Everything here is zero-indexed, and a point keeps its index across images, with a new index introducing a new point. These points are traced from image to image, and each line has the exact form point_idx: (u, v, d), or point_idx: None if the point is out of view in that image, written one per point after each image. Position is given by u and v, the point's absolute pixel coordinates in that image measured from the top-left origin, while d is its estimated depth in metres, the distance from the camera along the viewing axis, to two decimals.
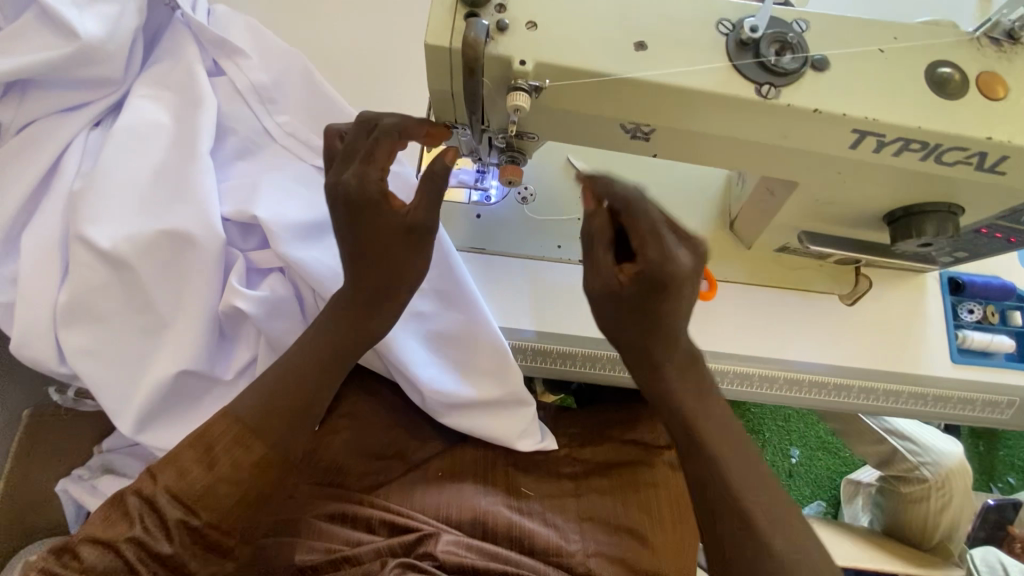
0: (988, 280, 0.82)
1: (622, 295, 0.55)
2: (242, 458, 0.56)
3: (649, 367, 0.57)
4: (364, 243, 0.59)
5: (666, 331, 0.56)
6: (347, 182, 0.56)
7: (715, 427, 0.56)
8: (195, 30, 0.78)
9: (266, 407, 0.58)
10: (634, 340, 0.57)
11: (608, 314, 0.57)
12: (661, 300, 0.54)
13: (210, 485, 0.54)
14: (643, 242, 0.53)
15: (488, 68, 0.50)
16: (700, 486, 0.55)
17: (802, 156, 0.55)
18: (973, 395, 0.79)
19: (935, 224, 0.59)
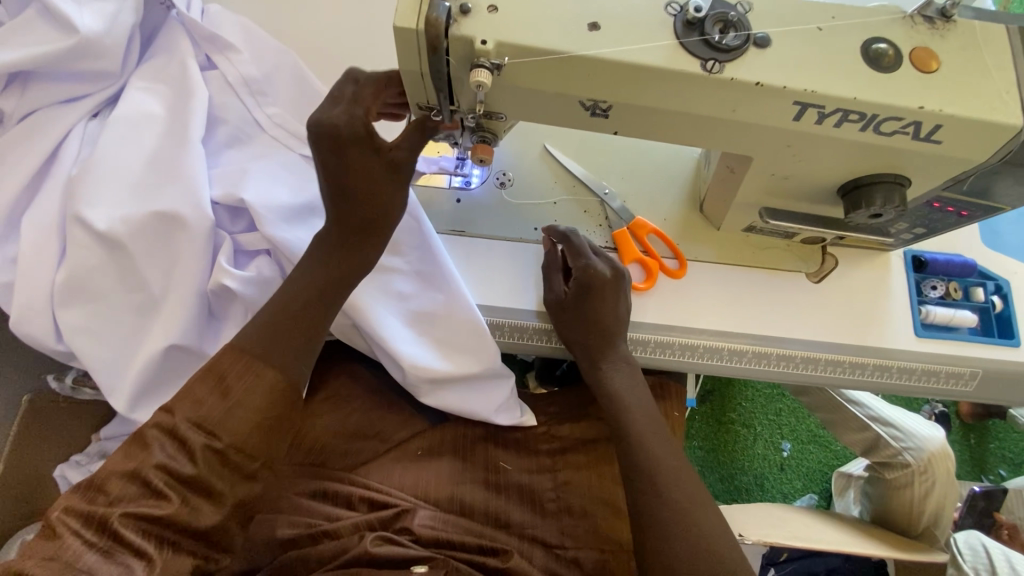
0: (951, 258, 0.85)
1: (565, 301, 0.78)
2: (255, 385, 0.55)
3: (589, 357, 0.78)
4: (349, 176, 0.62)
5: (601, 327, 0.77)
6: (332, 119, 0.59)
7: (652, 439, 0.72)
8: (188, 26, 0.83)
9: (275, 338, 0.59)
10: (576, 336, 0.78)
11: (562, 318, 0.78)
12: (593, 303, 0.76)
13: (230, 411, 0.54)
14: (578, 256, 0.78)
15: (453, 48, 0.54)
16: (636, 476, 0.70)
17: (751, 129, 0.58)
18: (937, 367, 0.81)
19: (882, 195, 0.62)
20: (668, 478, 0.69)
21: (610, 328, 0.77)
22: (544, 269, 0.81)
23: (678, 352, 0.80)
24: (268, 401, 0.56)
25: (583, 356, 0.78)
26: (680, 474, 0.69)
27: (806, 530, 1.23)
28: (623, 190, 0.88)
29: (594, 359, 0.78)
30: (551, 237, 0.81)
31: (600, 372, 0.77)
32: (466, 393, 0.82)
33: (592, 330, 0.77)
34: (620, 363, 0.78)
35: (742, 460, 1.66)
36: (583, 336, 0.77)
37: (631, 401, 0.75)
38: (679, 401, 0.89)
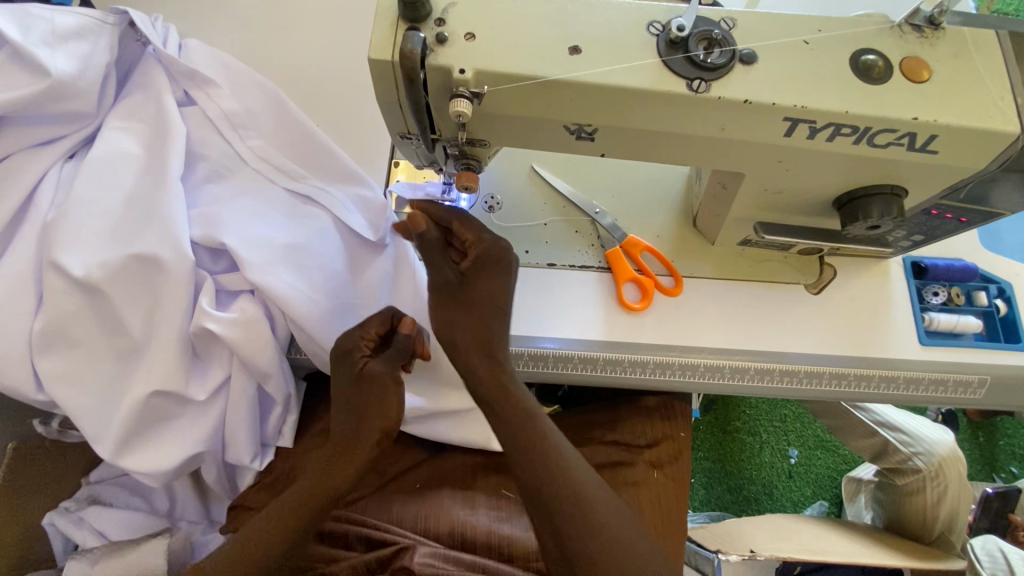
0: (951, 262, 0.83)
1: (459, 291, 0.68)
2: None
3: (478, 369, 0.66)
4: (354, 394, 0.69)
5: (487, 314, 0.68)
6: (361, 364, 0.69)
7: (567, 477, 0.66)
8: (166, 62, 0.81)
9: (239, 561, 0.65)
10: (469, 355, 0.67)
11: (449, 303, 0.68)
12: (478, 295, 0.68)
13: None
14: (474, 233, 0.68)
15: (430, 78, 0.52)
16: (562, 511, 0.65)
17: (742, 146, 0.56)
18: (945, 376, 0.78)
19: (880, 207, 0.60)
20: (597, 522, 0.65)
21: (490, 318, 0.67)
22: (419, 244, 0.68)
23: (679, 372, 0.77)
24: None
25: (475, 377, 0.67)
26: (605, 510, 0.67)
27: (820, 543, 1.20)
28: (614, 208, 0.86)
29: (483, 351, 0.67)
30: (421, 210, 0.69)
31: (504, 402, 0.67)
32: (459, 424, 0.81)
33: (479, 341, 0.67)
34: (504, 367, 0.68)
35: (750, 470, 1.64)
36: (473, 348, 0.67)
37: (545, 429, 0.68)
38: (686, 421, 0.87)
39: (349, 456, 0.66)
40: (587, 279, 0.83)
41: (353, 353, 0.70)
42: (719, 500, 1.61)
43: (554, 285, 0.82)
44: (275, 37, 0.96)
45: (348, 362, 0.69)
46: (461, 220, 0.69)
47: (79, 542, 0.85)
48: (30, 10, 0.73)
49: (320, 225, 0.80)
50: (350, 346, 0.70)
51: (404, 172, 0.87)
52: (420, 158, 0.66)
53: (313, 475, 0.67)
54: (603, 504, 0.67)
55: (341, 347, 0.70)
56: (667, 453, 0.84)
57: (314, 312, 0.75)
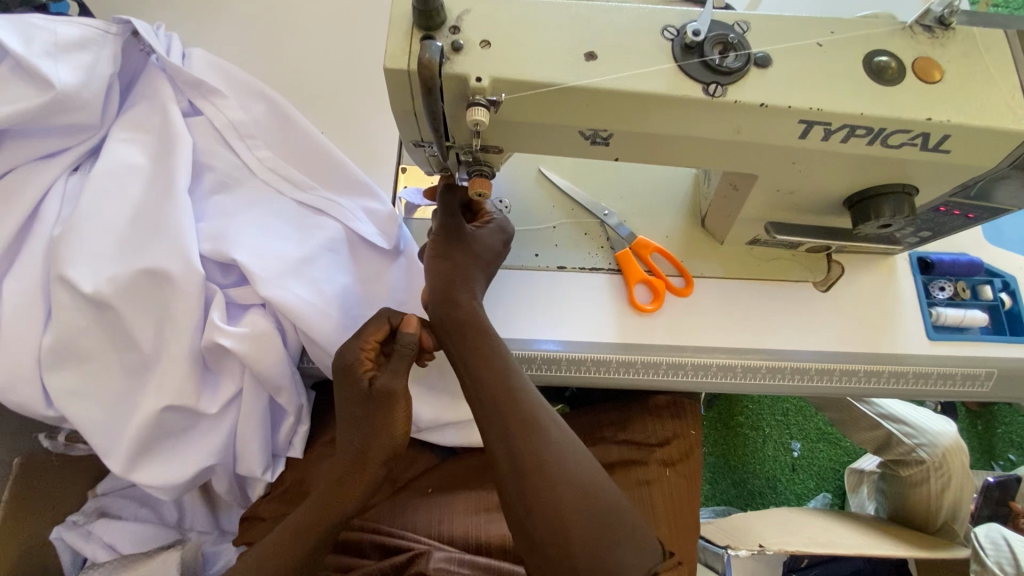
0: (956, 257, 0.84)
1: (465, 236, 0.72)
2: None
3: (459, 299, 0.69)
4: (360, 412, 0.65)
5: (484, 266, 0.74)
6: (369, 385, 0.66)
7: (517, 413, 0.64)
8: (170, 71, 0.80)
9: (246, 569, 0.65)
10: (443, 293, 0.69)
11: (450, 241, 0.72)
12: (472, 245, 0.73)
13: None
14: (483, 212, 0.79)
15: (446, 86, 0.52)
16: (523, 436, 0.63)
17: (756, 149, 0.57)
18: (952, 370, 0.79)
19: (892, 205, 0.61)
20: (554, 451, 0.63)
21: (482, 266, 0.74)
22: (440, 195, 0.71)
23: (692, 373, 0.78)
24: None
25: (449, 307, 0.69)
26: (553, 446, 0.64)
27: (827, 535, 1.21)
28: (622, 210, 0.87)
29: (471, 289, 0.71)
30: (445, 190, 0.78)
31: (471, 346, 0.68)
32: (471, 429, 0.83)
33: (471, 282, 0.72)
34: (477, 303, 0.71)
35: (754, 464, 1.65)
36: (453, 284, 0.70)
37: (508, 370, 0.67)
38: (697, 420, 0.87)
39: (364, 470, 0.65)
40: (597, 281, 0.83)
41: (356, 364, 0.66)
42: (724, 495, 1.62)
43: (565, 288, 0.83)
44: (276, 43, 0.95)
45: (350, 375, 0.66)
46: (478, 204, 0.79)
47: (88, 556, 0.84)
48: (32, 22, 0.72)
49: (330, 236, 0.80)
50: (351, 358, 0.66)
51: (411, 178, 0.87)
52: (431, 164, 0.66)
53: (328, 490, 0.66)
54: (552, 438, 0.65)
55: (342, 358, 0.67)
56: (679, 452, 0.84)
57: (326, 323, 0.75)
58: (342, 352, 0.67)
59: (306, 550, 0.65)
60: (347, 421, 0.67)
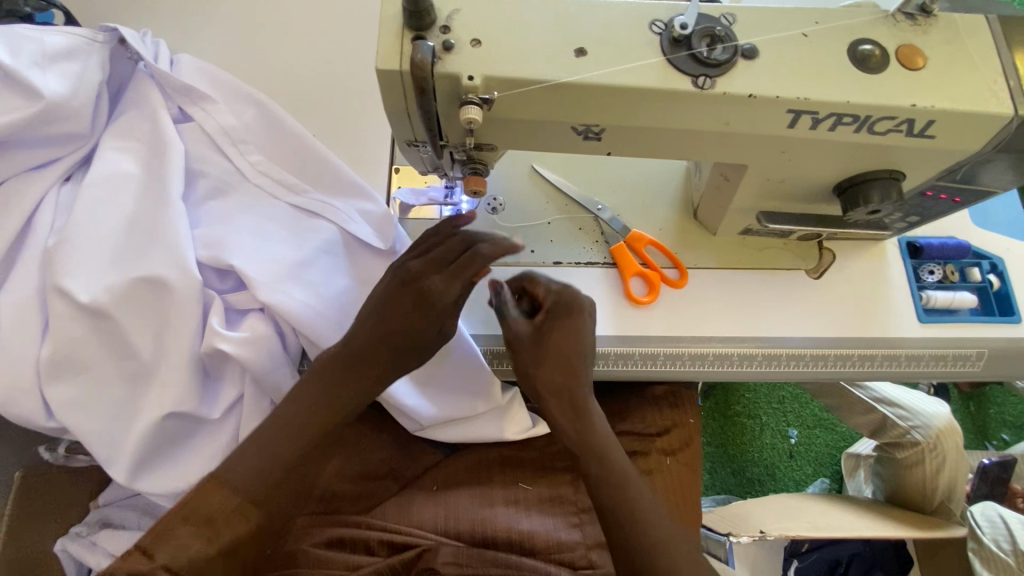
0: (944, 241, 0.85)
1: (542, 326, 0.70)
2: (236, 530, 0.63)
3: (549, 391, 0.70)
4: (403, 313, 0.69)
5: (571, 345, 0.69)
6: (427, 287, 0.68)
7: (638, 494, 0.67)
8: (159, 79, 0.80)
9: (253, 469, 0.64)
10: (553, 383, 0.69)
11: (525, 338, 0.70)
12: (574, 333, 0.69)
13: (210, 558, 0.61)
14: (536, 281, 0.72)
15: (439, 86, 0.52)
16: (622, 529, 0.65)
17: (746, 139, 0.58)
18: (944, 352, 0.81)
19: (879, 192, 0.62)
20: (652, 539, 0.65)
21: (574, 349, 0.69)
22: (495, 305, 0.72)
23: (688, 363, 0.80)
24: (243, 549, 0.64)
25: (549, 401, 0.70)
26: (668, 528, 0.66)
27: (827, 519, 1.23)
28: (615, 204, 0.88)
29: (565, 374, 0.69)
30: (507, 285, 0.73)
31: (576, 433, 0.69)
32: (473, 427, 0.84)
33: (563, 366, 0.69)
34: (579, 387, 0.70)
35: (753, 452, 1.67)
36: (547, 377, 0.69)
37: (607, 458, 0.68)
38: (696, 409, 0.88)
39: (382, 364, 0.71)
40: (593, 275, 0.83)
41: (447, 300, 0.68)
42: (724, 483, 1.64)
43: (562, 282, 0.83)
44: (264, 46, 0.95)
45: (439, 311, 0.68)
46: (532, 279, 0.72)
47: (93, 566, 0.83)
48: (19, 32, 0.71)
49: (325, 238, 0.80)
50: (439, 291, 0.68)
51: (405, 178, 0.86)
52: (426, 164, 0.66)
53: (341, 382, 0.70)
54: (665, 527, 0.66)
55: (432, 292, 0.67)
56: (679, 441, 0.86)
57: (324, 325, 0.75)
58: (432, 279, 0.68)
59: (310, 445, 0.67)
60: (386, 346, 0.69)
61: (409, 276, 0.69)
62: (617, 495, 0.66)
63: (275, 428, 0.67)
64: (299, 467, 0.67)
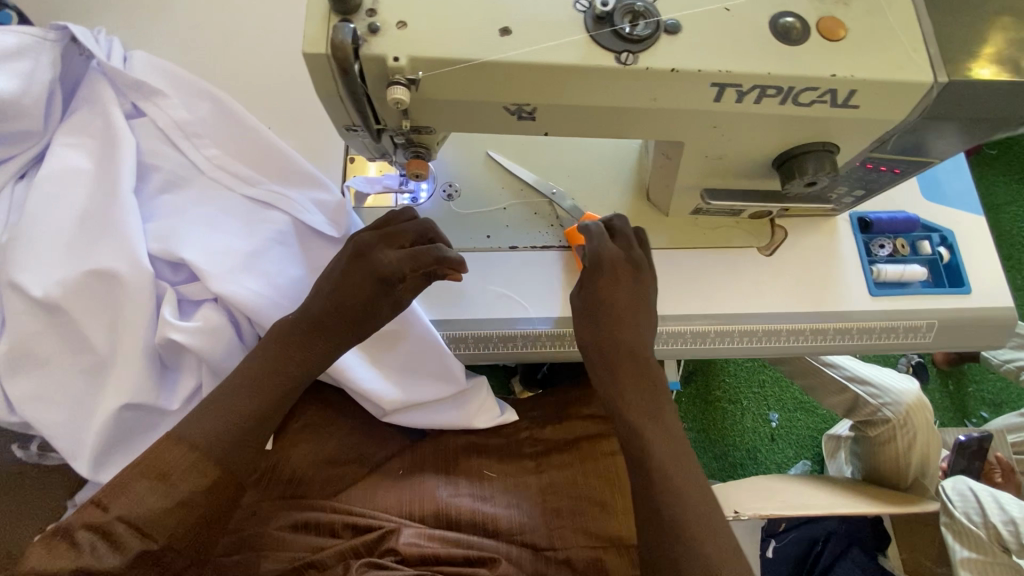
0: (894, 215, 0.87)
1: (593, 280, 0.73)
2: (195, 485, 0.61)
3: (596, 342, 0.72)
4: (359, 287, 0.70)
5: (621, 300, 0.72)
6: (383, 261, 0.71)
7: (660, 444, 0.65)
8: (110, 75, 0.81)
9: (209, 419, 0.63)
10: (598, 329, 0.72)
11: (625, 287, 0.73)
12: (632, 298, 0.72)
13: (168, 511, 0.59)
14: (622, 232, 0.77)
15: (367, 69, 0.53)
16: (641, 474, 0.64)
17: (676, 114, 0.59)
18: (895, 323, 0.82)
19: (813, 163, 0.63)
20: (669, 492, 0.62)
21: (624, 302, 0.72)
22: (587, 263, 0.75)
23: None
24: (203, 503, 0.62)
25: (595, 353, 0.72)
26: (692, 480, 0.64)
27: (799, 496, 1.24)
28: (570, 188, 0.88)
29: (613, 326, 0.71)
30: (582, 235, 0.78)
31: (617, 377, 0.70)
32: (436, 412, 0.84)
33: (613, 317, 0.71)
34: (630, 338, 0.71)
35: (733, 436, 1.68)
36: (595, 327, 0.72)
37: (637, 407, 0.68)
38: None
39: (341, 335, 0.72)
40: (548, 258, 0.85)
41: (398, 272, 0.71)
42: (706, 468, 1.65)
43: (520, 266, 0.84)
44: (221, 42, 0.96)
45: (385, 282, 0.71)
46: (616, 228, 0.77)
47: None
48: None
49: (278, 228, 0.81)
50: (390, 264, 0.71)
51: (358, 169, 0.89)
52: (369, 149, 0.67)
53: (302, 355, 0.70)
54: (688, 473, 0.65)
55: (381, 263, 0.71)
56: None
57: (278, 314, 0.76)
58: (380, 253, 0.72)
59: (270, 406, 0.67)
60: (342, 315, 0.70)
61: (361, 247, 0.71)
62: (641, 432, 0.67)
63: (236, 380, 0.67)
64: (264, 422, 0.67)
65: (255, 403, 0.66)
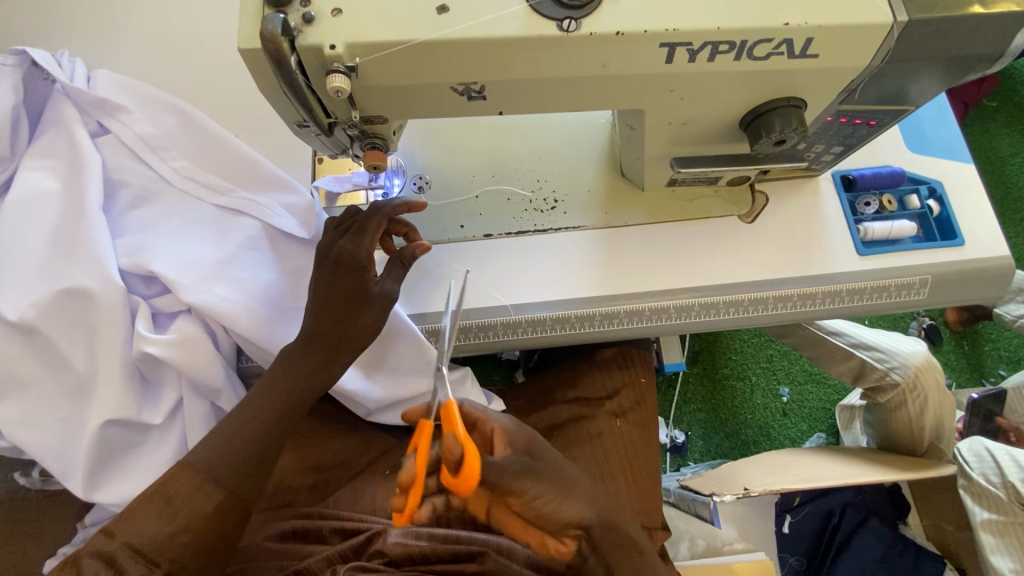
0: (877, 170, 0.84)
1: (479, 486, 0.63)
2: (197, 507, 0.60)
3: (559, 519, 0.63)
4: (328, 282, 0.69)
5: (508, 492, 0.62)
6: (341, 249, 0.70)
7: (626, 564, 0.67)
8: (72, 95, 0.81)
9: (211, 445, 0.63)
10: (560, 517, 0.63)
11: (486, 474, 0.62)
12: (560, 466, 0.63)
13: (170, 537, 0.59)
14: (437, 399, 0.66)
15: (305, 60, 0.53)
16: None
17: (628, 80, 0.57)
18: (886, 282, 0.80)
19: (780, 120, 0.61)
20: None
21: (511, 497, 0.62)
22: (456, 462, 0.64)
23: (626, 320, 0.79)
24: (206, 524, 0.61)
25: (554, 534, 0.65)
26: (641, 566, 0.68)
27: (811, 469, 1.21)
28: (542, 170, 0.87)
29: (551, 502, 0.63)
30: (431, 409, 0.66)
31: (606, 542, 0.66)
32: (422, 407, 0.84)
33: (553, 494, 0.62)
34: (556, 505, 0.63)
35: (744, 413, 1.65)
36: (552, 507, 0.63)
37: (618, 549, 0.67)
38: (645, 366, 0.88)
39: (333, 339, 0.68)
40: (523, 244, 0.83)
41: (358, 255, 0.69)
42: (718, 448, 1.62)
43: (495, 254, 0.83)
44: (183, 54, 0.96)
45: (357, 269, 0.69)
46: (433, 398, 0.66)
47: None
48: None
49: (248, 234, 0.81)
50: (353, 251, 0.70)
51: (328, 167, 0.88)
52: (328, 147, 0.66)
53: (299, 367, 0.68)
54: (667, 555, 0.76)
55: (343, 253, 0.70)
56: (629, 401, 0.86)
57: (253, 320, 0.76)
58: (341, 244, 0.70)
59: (271, 420, 0.66)
60: (330, 319, 0.68)
61: (321, 248, 0.71)
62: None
63: (252, 400, 0.66)
64: (267, 438, 0.65)
65: (258, 423, 0.65)
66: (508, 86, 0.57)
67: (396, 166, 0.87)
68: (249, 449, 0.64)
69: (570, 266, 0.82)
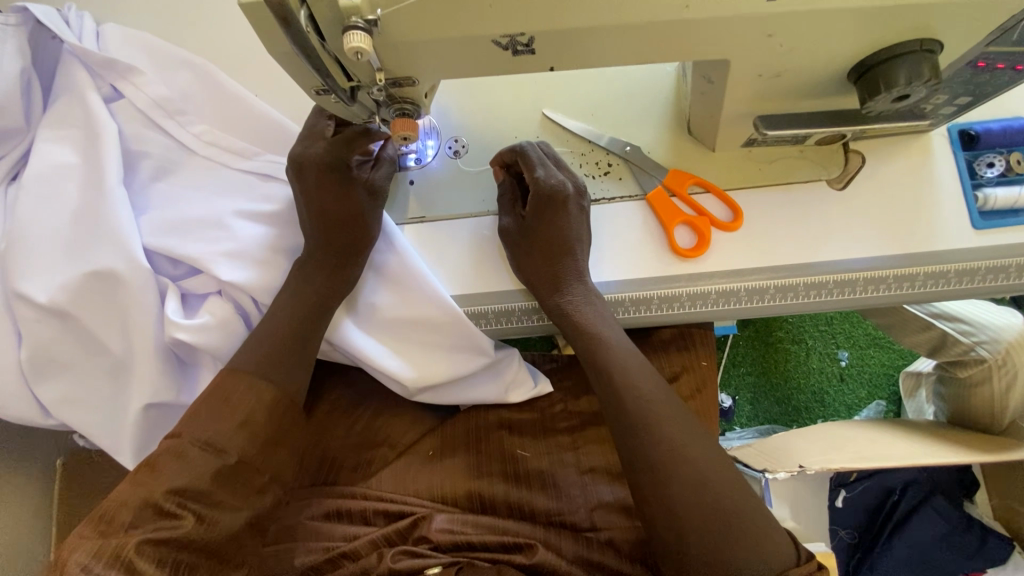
0: (1008, 123, 0.69)
1: (529, 232, 0.72)
2: (256, 400, 0.62)
3: (542, 268, 0.70)
4: (325, 200, 0.70)
5: (553, 249, 0.70)
6: (318, 154, 0.69)
7: (639, 373, 0.65)
8: (81, 55, 0.74)
9: (256, 348, 0.66)
10: (532, 266, 0.71)
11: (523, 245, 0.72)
12: (566, 243, 0.70)
13: (236, 430, 0.60)
14: (542, 200, 0.70)
15: (320, 14, 0.44)
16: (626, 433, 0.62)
17: (718, 24, 0.45)
18: (1004, 261, 0.67)
19: (907, 70, 0.48)
20: (653, 402, 0.62)
21: (562, 249, 0.70)
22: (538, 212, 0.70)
23: (689, 304, 0.69)
24: (266, 419, 0.62)
25: (555, 302, 0.69)
26: (667, 402, 0.63)
27: (875, 444, 1.12)
28: (593, 128, 0.76)
29: (556, 282, 0.70)
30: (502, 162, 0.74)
31: (590, 337, 0.67)
32: (466, 387, 0.78)
33: (551, 275, 0.70)
34: (565, 260, 0.70)
35: (798, 380, 1.55)
36: (553, 263, 0.70)
37: (610, 346, 0.66)
38: (707, 349, 0.80)
39: (339, 238, 0.71)
40: None
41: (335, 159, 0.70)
42: (768, 415, 1.54)
43: None
44: (193, 5, 0.87)
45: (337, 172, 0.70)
46: (556, 197, 0.70)
47: None
48: None
49: (274, 208, 0.75)
50: (324, 152, 0.70)
51: None
52: (354, 116, 0.58)
53: (320, 272, 0.70)
54: (709, 455, 0.60)
55: (320, 156, 0.69)
56: (689, 388, 0.78)
57: None
58: (294, 151, 0.70)
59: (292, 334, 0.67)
60: (327, 225, 0.70)
61: (296, 158, 0.70)
62: (664, 427, 0.61)
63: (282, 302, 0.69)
64: (305, 334, 0.68)
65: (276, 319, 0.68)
66: (565, 36, 0.46)
67: (429, 127, 0.77)
68: (287, 345, 0.66)
69: (627, 238, 0.72)
